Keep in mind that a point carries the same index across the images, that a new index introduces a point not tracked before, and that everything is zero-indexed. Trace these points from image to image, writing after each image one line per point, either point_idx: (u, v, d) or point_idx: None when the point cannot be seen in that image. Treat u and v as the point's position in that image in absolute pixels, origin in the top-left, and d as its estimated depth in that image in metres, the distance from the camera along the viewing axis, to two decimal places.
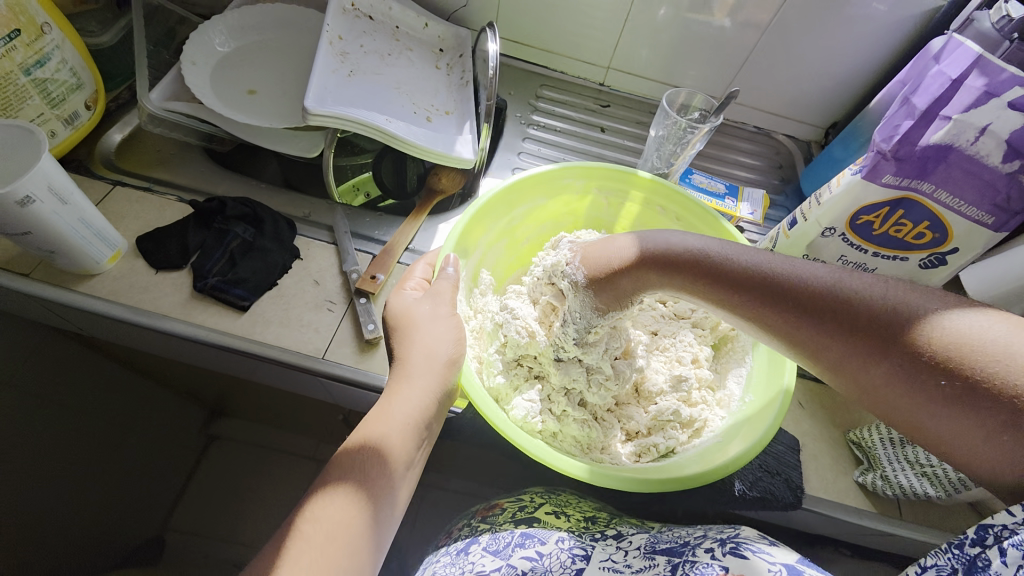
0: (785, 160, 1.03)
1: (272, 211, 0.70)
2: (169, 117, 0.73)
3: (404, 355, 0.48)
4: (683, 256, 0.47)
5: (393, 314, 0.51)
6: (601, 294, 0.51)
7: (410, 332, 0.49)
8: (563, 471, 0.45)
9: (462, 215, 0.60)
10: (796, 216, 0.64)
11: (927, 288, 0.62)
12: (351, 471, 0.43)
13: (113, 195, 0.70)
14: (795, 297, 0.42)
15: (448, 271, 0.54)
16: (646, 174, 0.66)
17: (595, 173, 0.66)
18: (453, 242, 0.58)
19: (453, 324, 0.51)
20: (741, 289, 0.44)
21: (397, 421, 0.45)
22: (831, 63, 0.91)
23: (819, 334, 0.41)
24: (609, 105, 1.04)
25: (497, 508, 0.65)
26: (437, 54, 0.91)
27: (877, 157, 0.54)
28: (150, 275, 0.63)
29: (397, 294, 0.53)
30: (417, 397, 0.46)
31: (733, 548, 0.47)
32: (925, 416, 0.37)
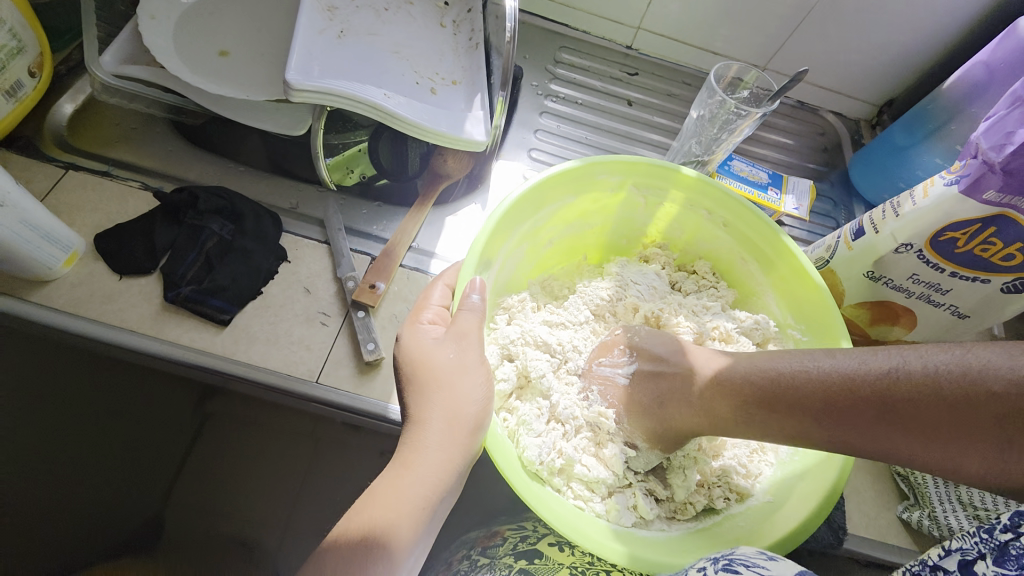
0: (829, 141, 0.92)
1: (252, 203, 0.60)
2: (124, 85, 0.62)
3: (422, 417, 0.41)
4: (693, 383, 0.45)
5: (405, 359, 0.43)
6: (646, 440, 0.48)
7: (432, 390, 0.41)
8: (597, 556, 0.39)
9: (490, 216, 0.50)
10: (864, 225, 0.56)
11: (1003, 315, 0.54)
12: (349, 561, 0.36)
13: (67, 182, 0.60)
14: (799, 396, 0.38)
15: (472, 298, 0.44)
16: (691, 171, 0.56)
17: (635, 169, 0.56)
18: (476, 257, 0.48)
19: (483, 376, 0.44)
20: (749, 405, 0.41)
21: (411, 503, 0.38)
22: (900, 30, 0.79)
23: (835, 427, 0.37)
24: (637, 72, 0.91)
25: (497, 538, 0.59)
26: (441, 8, 0.77)
27: (983, 167, 0.45)
28: (113, 282, 0.54)
29: (411, 330, 0.44)
30: (439, 471, 0.39)
31: (725, 565, 0.37)
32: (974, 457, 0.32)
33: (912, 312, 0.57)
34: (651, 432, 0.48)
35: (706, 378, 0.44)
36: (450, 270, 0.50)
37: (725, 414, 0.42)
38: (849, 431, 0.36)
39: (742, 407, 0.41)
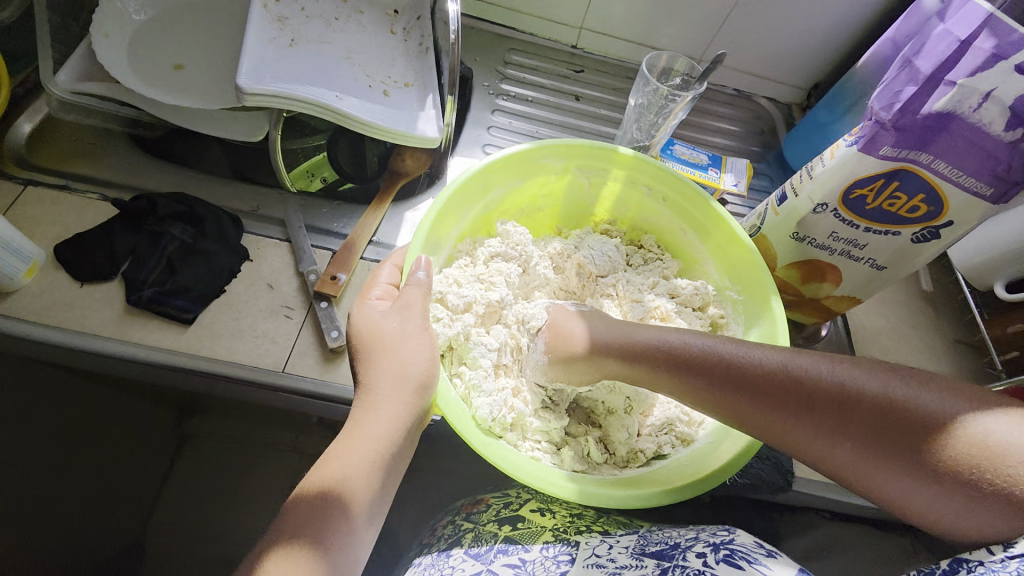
0: (766, 124, 0.99)
1: (213, 207, 0.62)
2: (80, 100, 0.64)
3: (370, 383, 0.44)
4: (673, 355, 0.46)
5: (355, 331, 0.46)
6: (564, 370, 0.52)
7: (378, 356, 0.44)
8: (547, 493, 0.42)
9: (437, 197, 0.54)
10: (787, 191, 0.61)
11: (918, 263, 0.59)
12: (310, 510, 0.39)
13: (25, 197, 0.61)
14: (776, 390, 0.41)
15: (418, 274, 0.48)
16: (628, 151, 0.61)
17: (575, 151, 0.60)
18: (423, 237, 0.52)
19: (427, 340, 0.47)
20: (728, 386, 0.43)
21: (362, 458, 0.41)
22: (818, 18, 0.86)
23: (785, 419, 0.41)
24: (583, 69, 0.96)
25: (482, 504, 0.62)
26: (391, 16, 0.81)
27: (876, 127, 0.50)
28: (75, 290, 0.56)
29: (360, 306, 0.48)
30: (387, 430, 0.42)
31: (727, 558, 0.43)
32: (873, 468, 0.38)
33: (838, 269, 0.63)
34: (588, 363, 0.50)
35: (692, 350, 0.45)
36: (398, 254, 0.54)
37: (700, 390, 0.44)
38: (805, 431, 0.40)
39: (720, 388, 0.43)
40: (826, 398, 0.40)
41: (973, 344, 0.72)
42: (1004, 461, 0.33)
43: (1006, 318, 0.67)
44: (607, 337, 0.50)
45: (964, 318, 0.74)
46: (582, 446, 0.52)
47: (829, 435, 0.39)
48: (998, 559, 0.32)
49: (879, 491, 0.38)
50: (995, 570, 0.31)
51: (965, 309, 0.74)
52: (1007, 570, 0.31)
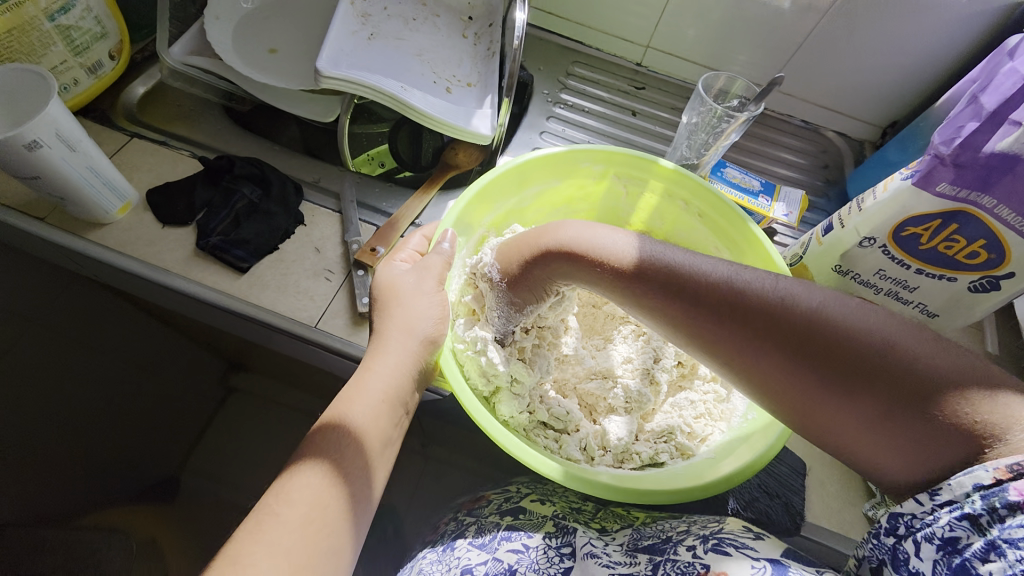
0: (831, 159, 0.95)
1: (280, 173, 0.69)
2: (188, 71, 0.73)
3: (382, 331, 0.47)
4: (675, 291, 0.42)
5: (376, 285, 0.51)
6: (519, 291, 0.51)
7: (391, 306, 0.48)
8: (535, 469, 0.43)
9: (474, 183, 0.57)
10: (833, 222, 0.59)
11: (976, 314, 0.55)
12: (329, 442, 0.43)
13: (130, 146, 0.71)
14: (766, 331, 0.40)
15: (443, 245, 0.52)
16: (669, 162, 0.61)
17: (615, 158, 0.62)
18: (454, 216, 0.55)
19: (439, 301, 0.50)
20: (763, 337, 0.40)
21: (370, 398, 0.44)
22: (900, 54, 0.82)
23: (776, 367, 0.40)
24: (644, 87, 0.97)
25: (483, 500, 0.63)
26: (465, 22, 0.86)
27: (934, 161, 0.48)
28: (156, 229, 0.64)
29: (386, 264, 0.52)
30: (392, 373, 0.46)
31: (715, 545, 0.44)
32: (841, 425, 0.38)
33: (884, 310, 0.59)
34: (531, 277, 0.49)
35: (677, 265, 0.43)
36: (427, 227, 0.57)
37: (674, 303, 0.42)
38: (822, 395, 0.38)
39: (749, 341, 0.40)
40: (797, 322, 0.39)
41: None
42: (985, 430, 0.33)
43: None
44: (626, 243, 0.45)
45: None
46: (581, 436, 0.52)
47: (813, 390, 0.39)
48: (929, 510, 0.34)
49: (830, 431, 0.39)
50: (931, 525, 0.34)
51: None
52: (939, 524, 0.33)
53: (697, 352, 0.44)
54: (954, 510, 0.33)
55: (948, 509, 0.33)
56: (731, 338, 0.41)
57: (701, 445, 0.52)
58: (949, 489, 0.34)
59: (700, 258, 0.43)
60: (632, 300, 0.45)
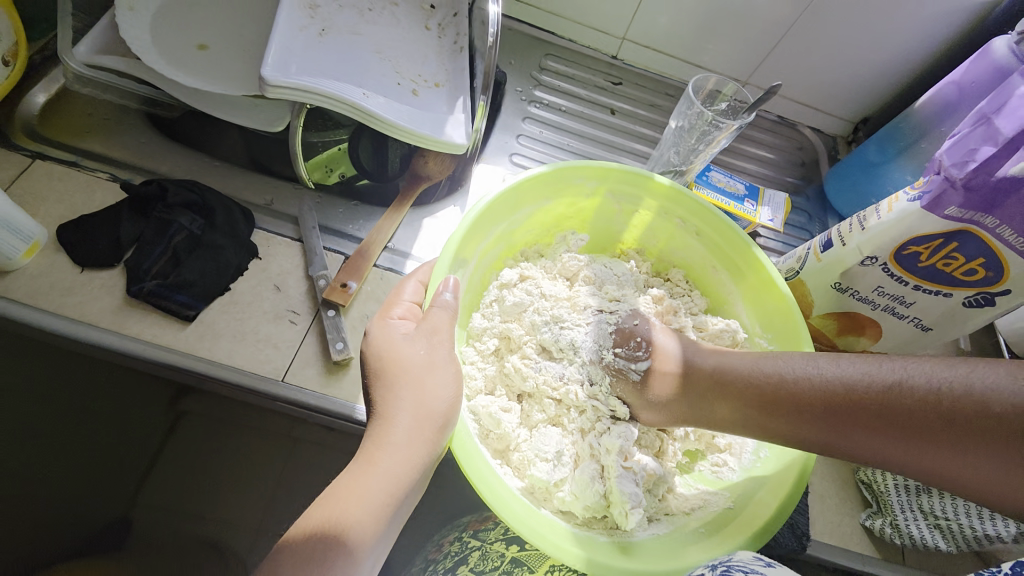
0: (806, 156, 0.94)
1: (224, 198, 0.60)
2: (97, 75, 0.61)
3: (389, 415, 0.41)
4: (727, 387, 0.46)
5: (374, 354, 0.44)
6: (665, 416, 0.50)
7: (398, 385, 0.42)
8: (557, 561, 0.40)
9: (466, 214, 0.51)
10: (832, 237, 0.57)
11: (966, 328, 0.54)
12: (312, 550, 0.36)
13: (33, 170, 0.59)
14: (817, 410, 0.40)
15: (444, 295, 0.46)
16: (664, 179, 0.57)
17: (611, 175, 0.57)
18: (450, 255, 0.49)
19: (451, 373, 0.45)
20: (815, 411, 0.40)
21: (374, 498, 0.39)
22: (874, 50, 0.81)
23: (845, 433, 0.39)
24: (620, 82, 0.92)
25: (490, 522, 0.58)
26: (427, 11, 0.77)
27: (944, 183, 0.46)
28: (75, 274, 0.53)
29: (382, 324, 0.45)
30: (401, 466, 0.40)
31: (723, 573, 0.39)
32: (941, 468, 0.35)
33: (878, 324, 0.58)
34: (673, 406, 0.49)
35: (754, 373, 0.45)
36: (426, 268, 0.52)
37: (738, 399, 0.45)
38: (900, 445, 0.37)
39: (810, 418, 0.41)
40: (884, 396, 0.38)
41: None
42: None
43: None
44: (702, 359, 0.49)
45: None
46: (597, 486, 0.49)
47: (890, 441, 0.37)
48: None
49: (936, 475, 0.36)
50: None
51: None
52: None
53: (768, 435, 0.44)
54: None
55: None
56: (795, 422, 0.41)
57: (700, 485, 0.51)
58: None
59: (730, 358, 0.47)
60: (712, 402, 0.47)
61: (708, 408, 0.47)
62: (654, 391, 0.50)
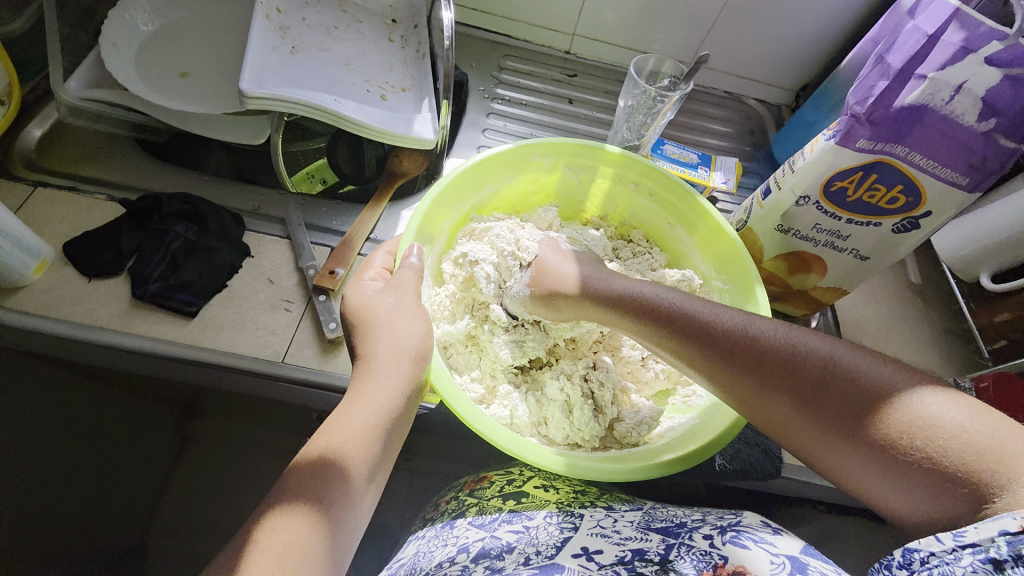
0: (755, 125, 1.01)
1: (216, 207, 0.65)
2: (90, 106, 0.66)
3: (368, 353, 0.46)
4: (671, 320, 0.48)
5: (351, 308, 0.49)
6: (569, 311, 0.54)
7: (374, 328, 0.47)
8: (540, 466, 0.45)
9: (433, 187, 0.56)
10: (770, 185, 0.63)
11: (901, 254, 0.60)
12: (317, 473, 0.41)
13: (36, 198, 0.63)
14: (752, 362, 0.44)
15: (411, 259, 0.52)
16: (615, 149, 0.62)
17: (563, 150, 0.63)
18: (415, 227, 0.55)
19: (419, 316, 0.50)
20: (747, 364, 0.44)
21: (361, 423, 0.43)
22: (803, 22, 0.88)
23: (763, 391, 0.44)
24: (576, 74, 0.99)
25: (484, 481, 0.62)
26: (388, 25, 0.84)
27: (851, 120, 0.52)
28: (83, 285, 0.58)
29: (355, 285, 0.51)
30: (384, 397, 0.44)
31: (733, 538, 0.43)
32: (825, 441, 0.41)
33: (823, 261, 0.64)
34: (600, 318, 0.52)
35: (705, 318, 0.47)
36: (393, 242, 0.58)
37: (680, 332, 0.47)
38: (804, 414, 0.42)
39: (740, 368, 0.44)
40: (810, 374, 0.42)
41: (965, 336, 0.73)
42: (950, 438, 0.36)
43: (995, 307, 0.68)
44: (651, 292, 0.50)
45: (952, 310, 0.76)
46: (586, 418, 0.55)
47: (798, 408, 0.42)
48: (950, 549, 0.32)
49: (818, 446, 0.42)
50: (949, 563, 0.31)
51: (953, 301, 0.76)
52: (960, 563, 0.31)
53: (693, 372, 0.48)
54: (978, 552, 0.30)
55: (972, 550, 0.31)
56: (724, 367, 0.45)
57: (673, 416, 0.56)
58: (973, 532, 0.31)
59: (681, 296, 0.49)
60: (653, 329, 0.48)
61: (658, 342, 0.48)
62: (589, 308, 0.52)
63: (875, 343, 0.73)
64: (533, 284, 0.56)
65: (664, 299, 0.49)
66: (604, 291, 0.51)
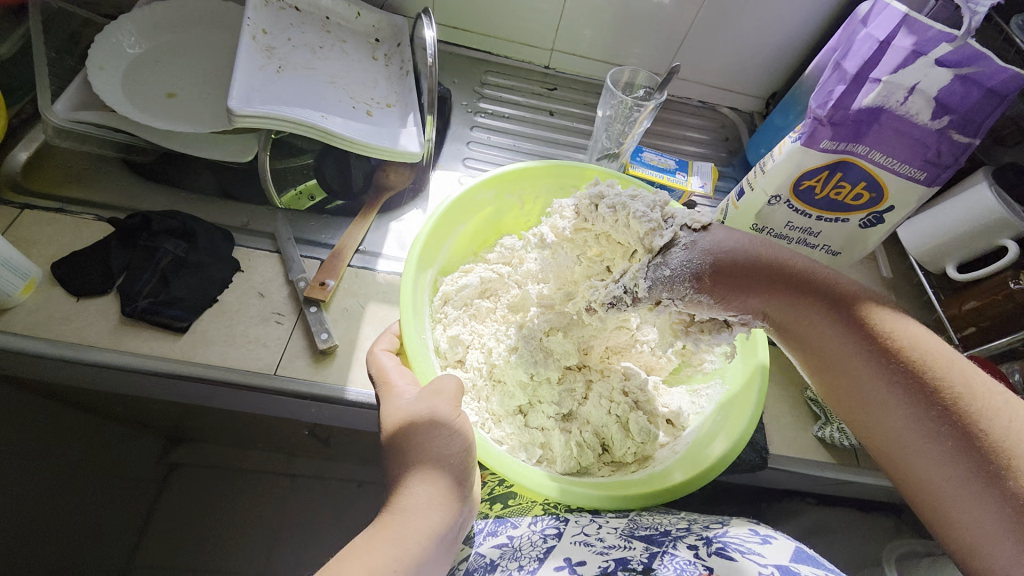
0: (730, 133, 1.05)
1: (206, 224, 0.65)
2: (77, 128, 0.66)
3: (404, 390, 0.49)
4: (824, 300, 0.47)
5: (374, 371, 0.52)
6: (733, 284, 0.48)
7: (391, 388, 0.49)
8: (538, 494, 0.45)
9: (423, 222, 0.58)
10: (744, 186, 0.66)
11: (869, 246, 0.63)
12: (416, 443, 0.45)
13: (23, 220, 0.64)
14: (894, 363, 0.43)
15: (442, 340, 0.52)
16: (591, 167, 0.65)
17: (545, 174, 0.65)
18: (414, 257, 0.56)
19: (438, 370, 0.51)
20: (886, 362, 0.43)
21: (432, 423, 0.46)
22: (768, 34, 0.93)
23: (890, 393, 0.43)
24: (555, 88, 1.02)
25: (479, 482, 0.63)
26: (372, 44, 0.87)
27: (814, 123, 0.54)
28: (71, 304, 0.58)
29: (373, 355, 0.53)
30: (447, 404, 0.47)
31: (720, 550, 0.44)
32: (932, 469, 0.40)
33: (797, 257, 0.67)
34: (751, 289, 0.48)
35: (857, 314, 0.46)
36: (387, 333, 0.56)
37: (824, 311, 0.47)
38: (927, 437, 0.40)
39: (876, 362, 0.44)
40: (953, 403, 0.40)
41: (935, 325, 0.76)
42: None
43: (962, 297, 0.69)
44: (806, 270, 0.48)
45: (924, 301, 0.79)
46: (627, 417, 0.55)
47: (918, 427, 0.41)
48: None
49: (918, 469, 0.41)
50: None
51: (924, 292, 0.79)
52: None
53: (819, 351, 0.47)
54: None
55: None
56: (858, 356, 0.45)
57: (703, 385, 0.60)
58: None
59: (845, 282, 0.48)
60: (798, 303, 0.48)
61: (800, 312, 0.48)
62: (746, 273, 0.48)
63: None
64: (704, 248, 0.48)
65: (817, 279, 0.48)
66: (767, 255, 0.49)
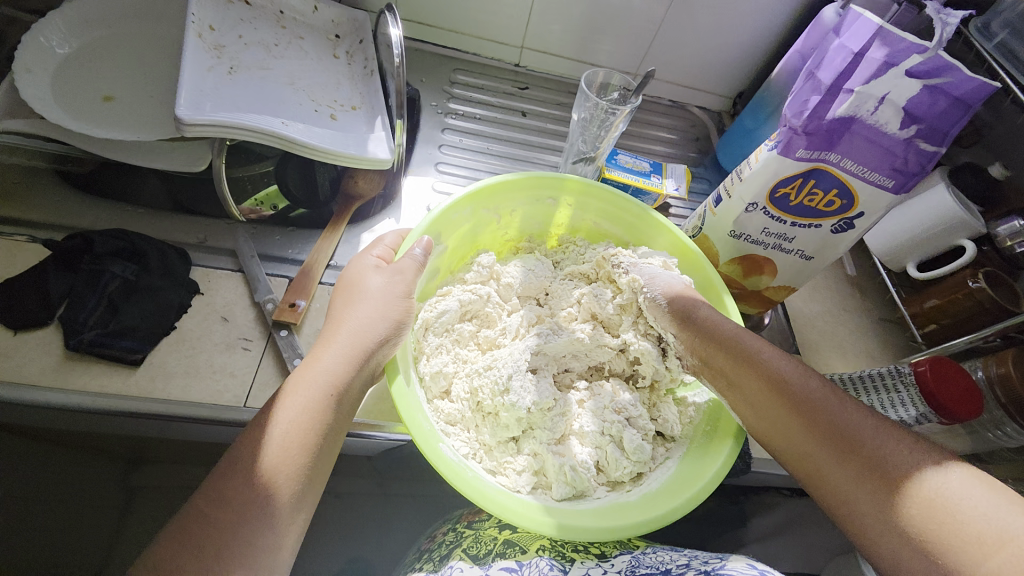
0: (700, 132, 1.06)
1: (156, 241, 0.60)
2: (3, 138, 0.59)
3: (318, 358, 0.47)
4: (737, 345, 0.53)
5: (348, 273, 0.54)
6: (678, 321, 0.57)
7: (354, 296, 0.51)
8: (530, 531, 0.44)
9: (422, 218, 0.58)
10: (721, 193, 0.66)
11: (840, 251, 0.64)
12: (234, 492, 0.40)
13: None
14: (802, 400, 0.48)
15: (416, 251, 0.55)
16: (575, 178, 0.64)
17: (538, 184, 0.64)
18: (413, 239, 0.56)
19: (404, 307, 0.52)
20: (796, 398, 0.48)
21: (284, 445, 0.42)
22: (736, 33, 0.93)
23: (804, 428, 0.47)
24: (527, 87, 1.00)
25: (484, 512, 0.61)
26: (332, 41, 0.81)
27: (790, 132, 0.55)
28: (8, 339, 0.52)
29: (360, 256, 0.55)
30: (306, 414, 0.44)
31: None
32: (849, 492, 0.43)
33: (772, 262, 0.67)
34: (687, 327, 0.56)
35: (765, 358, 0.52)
36: (381, 242, 0.57)
37: (736, 353, 0.53)
38: (838, 464, 0.44)
39: (788, 398, 0.49)
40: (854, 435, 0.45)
41: (897, 321, 0.80)
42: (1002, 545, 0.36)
43: (923, 296, 0.73)
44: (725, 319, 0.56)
45: (887, 297, 0.83)
46: (619, 435, 0.55)
47: (832, 455, 0.45)
48: None
49: (837, 495, 0.44)
50: None
51: (887, 289, 0.83)
52: None
53: (738, 391, 0.52)
54: None
55: None
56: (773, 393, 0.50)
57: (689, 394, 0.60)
58: None
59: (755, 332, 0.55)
60: (717, 346, 0.54)
61: (718, 353, 0.54)
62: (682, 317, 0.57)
63: (822, 334, 0.78)
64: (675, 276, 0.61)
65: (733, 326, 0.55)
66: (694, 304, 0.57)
